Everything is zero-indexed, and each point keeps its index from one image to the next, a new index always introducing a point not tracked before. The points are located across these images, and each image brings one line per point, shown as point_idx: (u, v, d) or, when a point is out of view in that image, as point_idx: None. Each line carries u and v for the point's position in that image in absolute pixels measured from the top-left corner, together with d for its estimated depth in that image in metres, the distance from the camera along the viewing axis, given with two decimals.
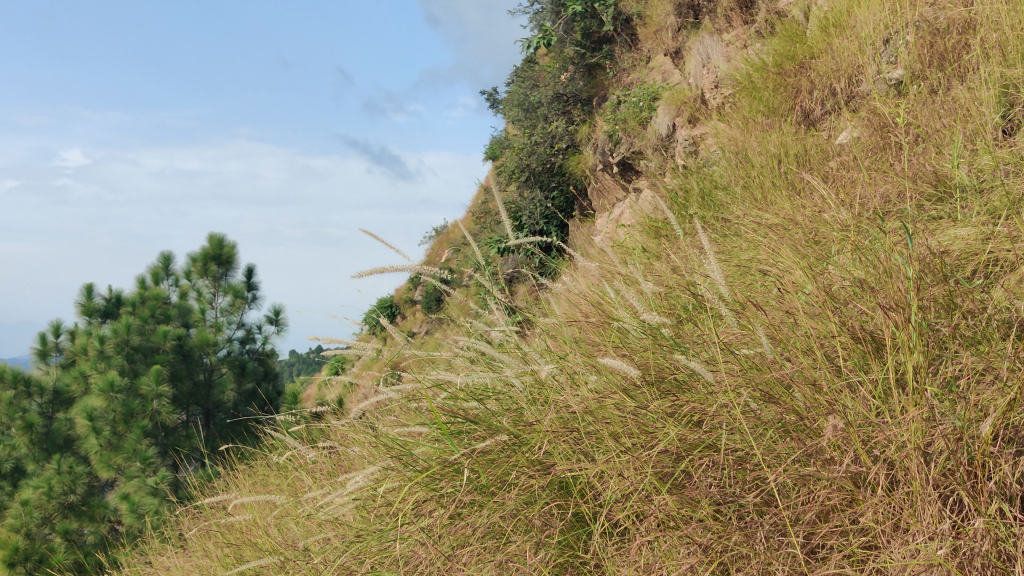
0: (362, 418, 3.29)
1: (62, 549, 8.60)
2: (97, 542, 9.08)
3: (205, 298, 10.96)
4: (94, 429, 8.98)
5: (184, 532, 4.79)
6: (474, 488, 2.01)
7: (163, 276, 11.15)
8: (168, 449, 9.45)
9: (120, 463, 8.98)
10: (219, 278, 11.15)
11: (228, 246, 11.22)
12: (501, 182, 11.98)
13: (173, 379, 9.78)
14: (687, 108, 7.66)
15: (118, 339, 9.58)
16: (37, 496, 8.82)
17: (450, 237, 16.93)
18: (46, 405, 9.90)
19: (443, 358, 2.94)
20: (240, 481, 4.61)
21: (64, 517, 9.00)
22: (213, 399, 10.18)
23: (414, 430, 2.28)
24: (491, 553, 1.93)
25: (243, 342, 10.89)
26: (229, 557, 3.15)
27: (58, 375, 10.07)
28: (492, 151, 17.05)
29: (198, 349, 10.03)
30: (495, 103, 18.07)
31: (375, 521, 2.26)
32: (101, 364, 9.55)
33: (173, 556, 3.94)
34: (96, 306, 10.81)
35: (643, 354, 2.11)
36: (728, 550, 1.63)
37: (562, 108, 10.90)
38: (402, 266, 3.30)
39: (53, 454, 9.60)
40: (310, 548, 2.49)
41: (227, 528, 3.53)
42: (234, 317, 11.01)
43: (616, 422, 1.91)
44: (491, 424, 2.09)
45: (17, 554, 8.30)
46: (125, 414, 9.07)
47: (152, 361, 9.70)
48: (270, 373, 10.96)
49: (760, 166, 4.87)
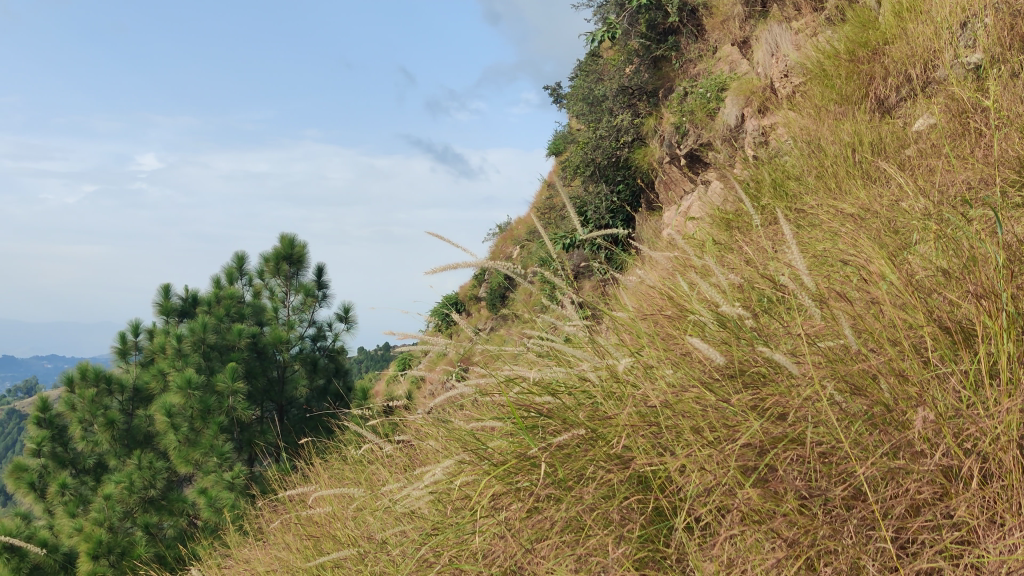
0: (435, 413, 3.30)
1: (144, 543, 8.84)
2: (177, 535, 9.32)
3: (277, 297, 11.19)
4: (172, 425, 9.22)
5: (263, 525, 4.89)
6: (551, 483, 2.01)
7: (237, 276, 11.42)
8: (244, 444, 9.65)
9: (198, 458, 9.21)
10: (291, 278, 11.37)
11: (299, 246, 11.44)
12: (565, 177, 11.96)
13: (248, 376, 10.01)
14: (756, 98, 7.57)
15: (195, 337, 9.87)
16: (119, 490, 9.11)
17: (516, 232, 16.95)
18: (127, 401, 10.20)
19: (514, 352, 2.95)
20: (317, 475, 4.68)
21: (144, 511, 9.26)
22: (286, 394, 10.33)
23: (488, 424, 2.28)
24: (570, 547, 1.93)
25: (314, 339, 11.06)
26: (309, 549, 3.20)
27: (138, 373, 10.35)
28: (556, 146, 17.03)
29: (272, 347, 10.25)
30: (559, 98, 18.05)
31: (452, 514, 2.27)
32: (179, 362, 9.83)
33: (254, 548, 4.03)
34: (173, 306, 11.11)
35: (722, 346, 2.08)
36: (816, 545, 1.60)
37: (627, 101, 10.75)
38: (471, 261, 3.29)
39: (133, 449, 9.94)
40: (389, 541, 2.52)
41: (307, 522, 3.59)
42: (305, 315, 11.17)
43: (697, 416, 1.89)
44: (567, 418, 2.08)
45: (100, 547, 8.57)
46: (202, 411, 9.23)
47: (228, 359, 9.95)
48: (341, 370, 11.10)
49: (834, 156, 4.76)
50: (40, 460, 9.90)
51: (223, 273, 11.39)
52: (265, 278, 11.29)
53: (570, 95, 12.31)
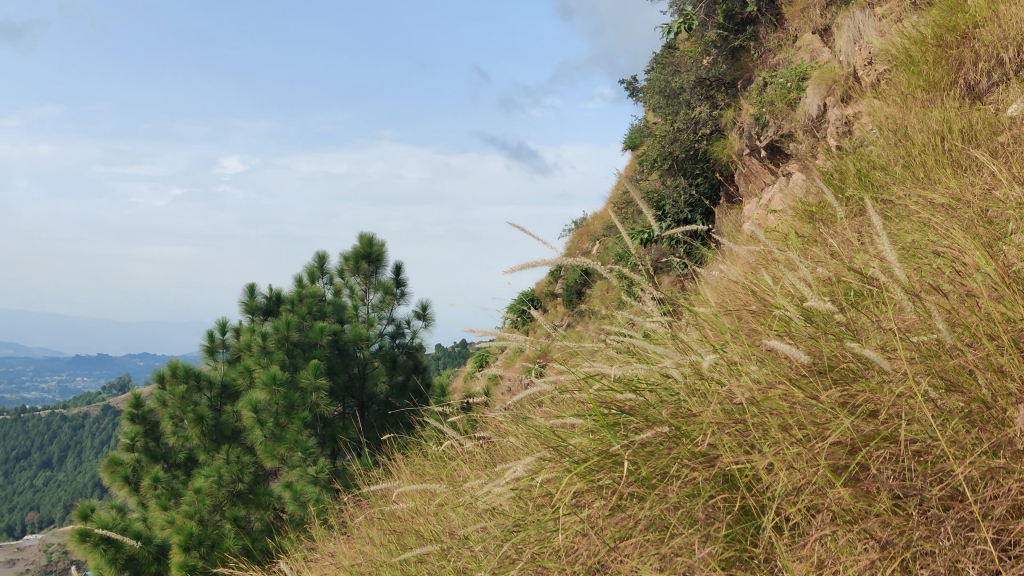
0: (516, 409, 3.30)
1: (232, 536, 9.05)
2: (263, 528, 9.52)
3: (357, 295, 11.38)
4: (258, 421, 9.44)
5: (347, 518, 4.98)
6: (634, 481, 1.99)
7: (318, 275, 11.65)
8: (327, 439, 9.82)
9: (283, 453, 9.37)
10: (370, 276, 11.57)
11: (378, 244, 11.63)
12: (642, 171, 11.87)
13: (330, 372, 10.20)
14: (839, 87, 7.39)
15: (279, 335, 10.09)
16: (209, 484, 9.37)
17: (592, 227, 16.88)
18: (216, 398, 10.49)
19: (594, 349, 2.93)
20: (399, 471, 4.74)
21: (233, 505, 9.50)
22: (367, 390, 10.48)
23: (569, 421, 2.26)
24: (655, 545, 1.92)
25: (393, 337, 11.20)
26: (393, 543, 3.24)
27: (225, 370, 10.66)
28: (633, 141, 16.92)
29: (352, 344, 10.43)
30: (636, 91, 17.93)
31: (533, 511, 2.27)
32: (264, 359, 10.07)
33: (340, 542, 4.10)
34: (258, 305, 11.38)
35: (810, 342, 2.03)
36: (911, 547, 1.56)
37: (705, 93, 10.64)
38: (548, 259, 3.28)
39: (221, 444, 10.22)
40: (471, 537, 2.53)
41: (390, 516, 3.63)
42: (384, 313, 11.30)
43: (785, 414, 1.84)
44: (649, 416, 2.06)
45: (191, 539, 8.68)
46: (287, 407, 9.44)
47: (310, 356, 10.14)
48: (419, 367, 11.21)
49: (922, 145, 4.61)
50: (135, 455, 10.29)
51: (305, 273, 11.64)
52: (345, 276, 11.56)
53: (646, 89, 12.21)
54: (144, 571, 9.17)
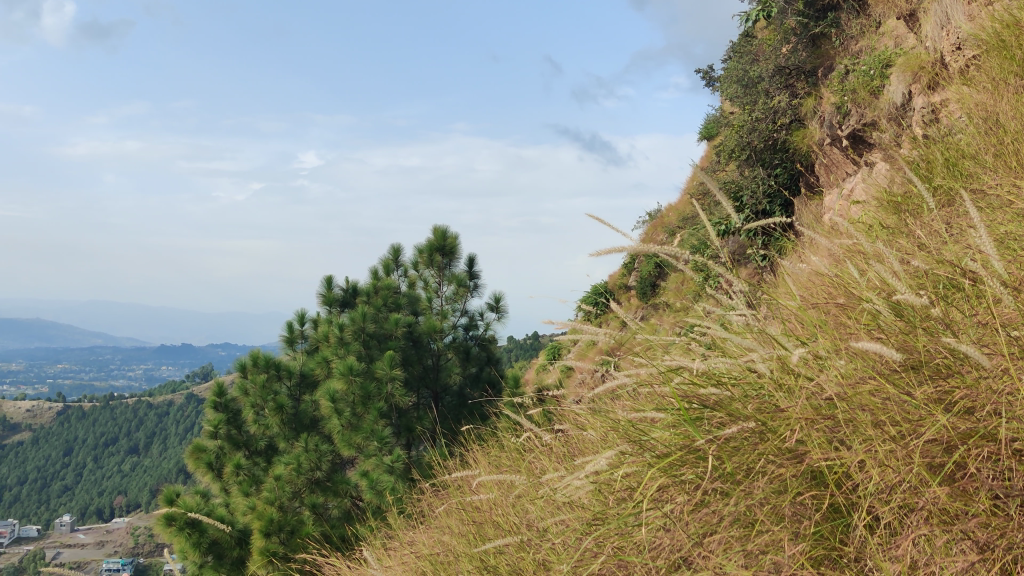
0: (595, 402, 3.29)
1: (311, 522, 9.20)
2: (341, 515, 9.67)
3: (431, 287, 11.48)
4: (336, 411, 9.60)
5: (424, 508, 5.03)
6: (718, 476, 1.97)
7: (393, 267, 11.81)
8: (402, 429, 9.91)
9: (360, 442, 9.49)
10: (444, 269, 11.63)
11: (452, 237, 11.66)
12: (720, 162, 11.71)
13: (405, 363, 10.32)
14: (925, 73, 7.18)
15: (355, 327, 10.28)
16: (289, 471, 9.58)
17: (666, 219, 16.71)
18: (295, 387, 10.72)
19: (674, 342, 2.90)
20: (476, 461, 4.77)
21: (311, 492, 9.68)
22: (441, 381, 10.57)
23: (650, 415, 2.25)
24: (740, 542, 1.90)
25: (466, 329, 11.26)
26: (472, 534, 3.26)
27: (304, 360, 10.89)
28: (709, 131, 16.70)
29: (426, 336, 10.53)
30: (712, 82, 17.71)
31: (613, 505, 2.27)
32: (341, 350, 10.26)
33: (417, 532, 4.14)
34: (335, 297, 11.58)
35: (900, 337, 1.97)
36: (1011, 549, 1.51)
37: (784, 82, 10.43)
38: (625, 250, 3.26)
39: (300, 432, 10.43)
40: (550, 530, 2.54)
41: (468, 507, 3.65)
42: (458, 305, 11.37)
43: (877, 410, 1.80)
44: (734, 410, 2.03)
45: (271, 525, 8.77)
46: (363, 397, 9.58)
47: (386, 347, 10.28)
48: (493, 358, 11.23)
49: (1015, 131, 4.43)
50: (218, 442, 10.54)
51: (380, 265, 11.80)
52: (420, 269, 11.65)
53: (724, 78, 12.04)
54: (227, 555, 9.42)
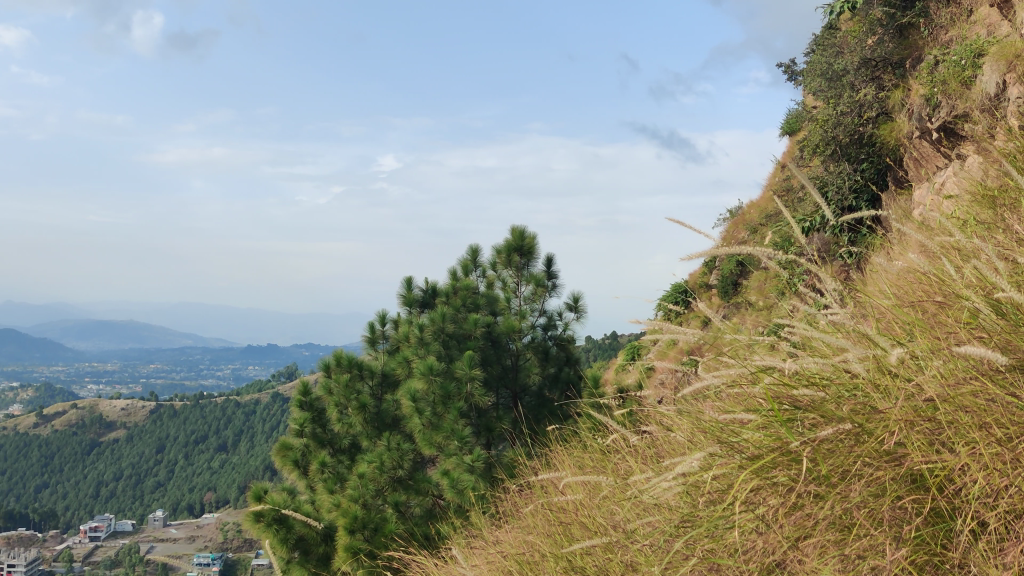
0: (680, 403, 3.26)
1: (394, 520, 9.31)
2: (424, 513, 9.75)
3: (510, 288, 11.53)
4: (417, 410, 9.71)
5: (507, 507, 5.05)
6: (813, 479, 1.94)
7: (471, 268, 11.91)
8: (482, 429, 9.94)
9: (440, 441, 9.54)
10: (522, 269, 11.65)
11: (530, 237, 11.67)
12: (804, 158, 11.47)
13: (484, 363, 10.41)
14: (1020, 62, 6.92)
15: (435, 327, 10.44)
16: (372, 469, 9.73)
17: (747, 216, 16.45)
18: (377, 386, 10.88)
19: (761, 342, 2.84)
20: (559, 461, 4.77)
21: (394, 490, 9.80)
22: (520, 381, 10.60)
23: (740, 415, 2.23)
24: (837, 547, 1.87)
25: (545, 329, 11.25)
26: (559, 535, 3.26)
27: (386, 360, 11.06)
28: (791, 126, 16.38)
29: (505, 336, 10.59)
30: (794, 76, 17.38)
31: (703, 507, 2.26)
32: (421, 350, 10.41)
33: (501, 532, 4.17)
34: (415, 297, 11.73)
35: (1003, 336, 1.91)
36: None
37: (870, 75, 10.18)
38: (708, 249, 3.23)
39: (383, 431, 10.58)
40: (638, 531, 2.54)
41: (554, 507, 3.65)
42: (536, 305, 11.35)
43: (982, 412, 1.75)
44: (828, 412, 1.99)
45: (356, 522, 8.90)
46: (443, 397, 9.69)
47: (465, 347, 10.41)
48: (572, 359, 11.16)
49: None
50: (304, 440, 10.76)
51: (459, 266, 11.92)
52: (498, 269, 11.70)
53: (807, 72, 11.82)
54: (313, 551, 9.63)
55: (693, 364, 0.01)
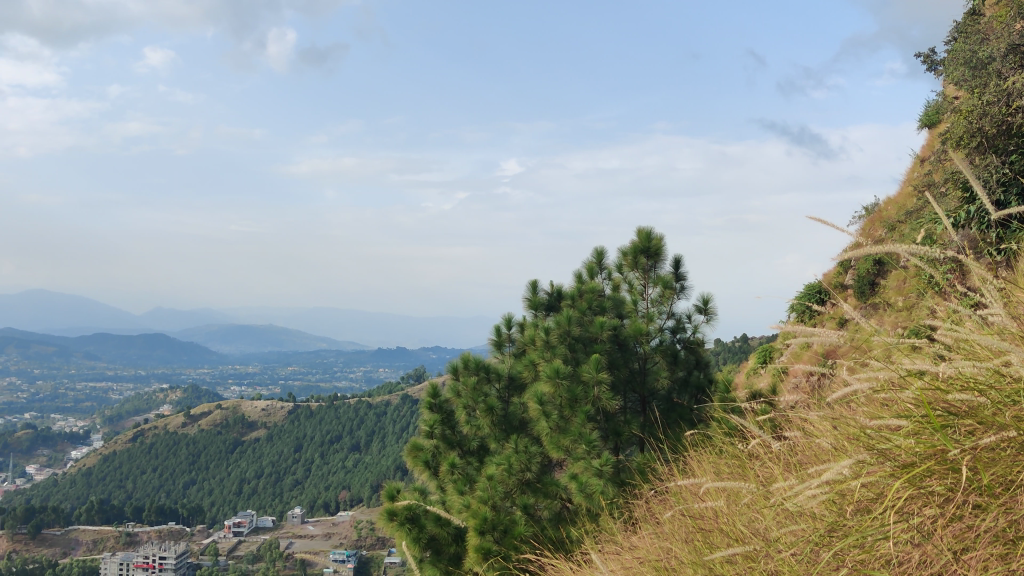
0: (823, 410, 3.14)
1: (523, 522, 9.34)
2: (552, 516, 9.77)
3: (636, 290, 11.42)
4: (545, 413, 9.75)
5: (641, 514, 5.00)
6: (974, 489, 1.89)
7: (597, 270, 11.92)
8: (610, 433, 9.91)
9: (568, 444, 9.54)
10: (649, 270, 11.46)
11: (657, 237, 11.47)
12: (945, 151, 10.94)
13: (611, 366, 10.37)
14: None
15: (561, 330, 10.47)
16: (501, 471, 9.81)
17: (885, 214, 15.80)
18: (504, 390, 11.07)
19: (908, 346, 2.71)
20: (695, 468, 4.69)
21: (523, 492, 9.84)
22: (648, 385, 10.49)
23: (890, 422, 2.16)
24: (1002, 560, 1.80)
25: (673, 332, 11.06)
26: (700, 541, 3.22)
27: (512, 363, 11.21)
28: (931, 119, 15.67)
29: (632, 339, 10.52)
30: (935, 65, 16.61)
31: (851, 516, 2.21)
32: (547, 353, 10.44)
33: (635, 538, 4.13)
34: (541, 301, 11.79)
35: None
36: None
37: (1018, 61, 9.75)
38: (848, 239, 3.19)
39: (510, 434, 10.73)
40: (781, 540, 2.48)
41: (691, 514, 3.60)
42: (664, 307, 11.15)
43: None
44: (987, 418, 1.93)
45: (485, 523, 8.99)
46: (570, 400, 9.70)
47: (591, 350, 10.38)
48: (702, 362, 10.92)
49: None
50: (434, 441, 10.94)
51: (585, 268, 11.94)
52: (625, 271, 11.62)
53: (948, 62, 11.29)
54: (445, 551, 9.77)
55: (1012, 433, 0.01)
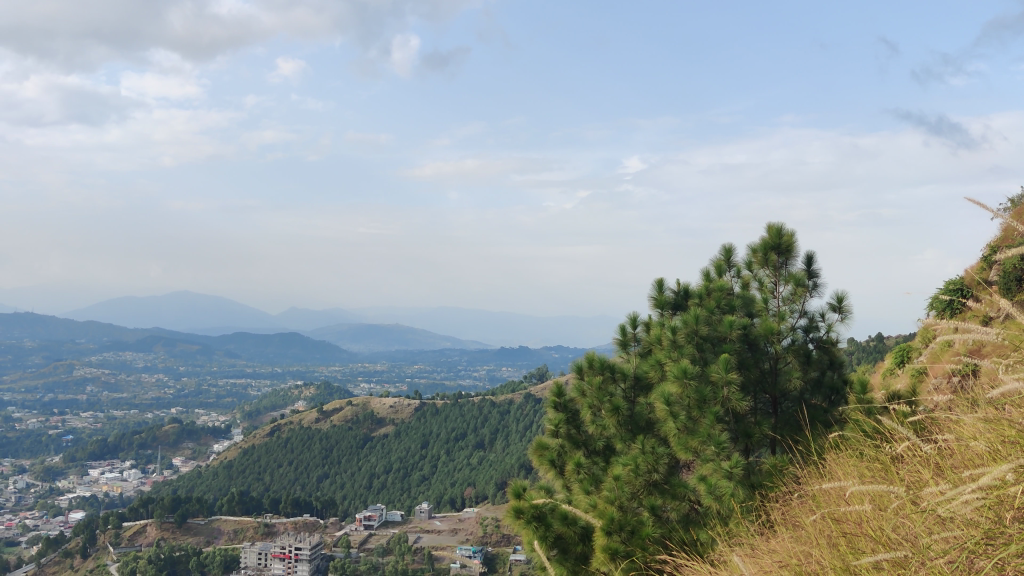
0: (987, 412, 2.92)
1: (651, 523, 9.26)
2: (680, 518, 9.58)
3: (767, 287, 11.16)
4: (672, 414, 9.65)
5: (775, 520, 4.89)
6: None
7: (726, 268, 11.74)
8: (740, 435, 9.72)
9: (696, 446, 9.39)
10: (780, 267, 11.13)
11: (788, 234, 11.14)
12: None
13: (741, 366, 10.22)
14: None
15: (689, 330, 10.32)
16: (627, 472, 9.78)
17: None
18: (629, 389, 11.02)
19: None
20: (834, 471, 4.57)
21: (650, 494, 9.71)
22: (780, 385, 10.27)
23: None
24: None
25: (805, 331, 10.72)
26: (842, 546, 3.15)
27: (638, 363, 11.16)
28: None
29: (763, 339, 10.32)
30: None
31: (1010, 525, 2.17)
32: (675, 352, 10.36)
33: (770, 543, 4.06)
34: (667, 299, 11.67)
35: None
36: None
37: None
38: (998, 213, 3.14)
39: (636, 433, 10.66)
40: (932, 547, 2.42)
41: (832, 517, 3.51)
42: (796, 306, 10.85)
43: None
44: None
45: (613, 524, 8.98)
46: (699, 400, 9.52)
47: (720, 350, 10.21)
48: (836, 362, 10.60)
49: None
50: (559, 440, 10.98)
51: (712, 266, 11.79)
52: (754, 269, 11.38)
53: None
54: (572, 550, 9.76)
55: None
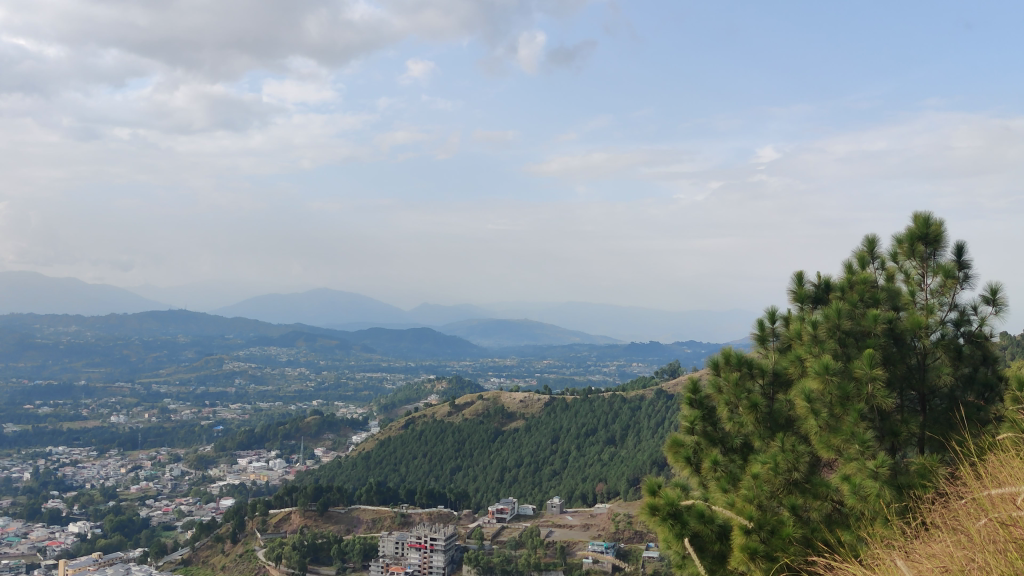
0: None
1: (792, 522, 9.03)
2: (823, 519, 9.27)
3: (913, 280, 10.71)
4: (813, 411, 9.33)
5: (928, 524, 4.65)
6: None
7: (869, 260, 11.33)
8: (886, 433, 9.38)
9: (840, 444, 9.05)
10: (928, 258, 10.69)
11: (935, 224, 10.69)
12: None
13: (886, 362, 9.80)
14: None
15: (830, 325, 10.06)
16: (766, 470, 9.58)
17: None
18: (769, 386, 10.77)
19: None
20: (994, 475, 4.34)
21: (790, 493, 9.46)
22: (928, 382, 9.79)
23: None
24: None
25: (956, 324, 10.22)
26: None
27: (777, 359, 10.91)
28: None
29: (910, 333, 9.84)
30: None
31: None
32: (815, 348, 10.09)
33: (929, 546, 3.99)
34: (807, 293, 11.35)
35: None
36: None
37: None
38: None
39: (776, 432, 10.37)
40: None
41: None
42: (946, 298, 10.33)
43: None
44: None
45: (752, 523, 8.81)
46: (841, 398, 9.23)
47: (864, 345, 9.89)
48: (990, 358, 10.09)
49: None
50: (695, 438, 10.80)
51: (856, 259, 11.40)
52: (900, 260, 10.98)
53: None
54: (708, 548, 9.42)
55: None
